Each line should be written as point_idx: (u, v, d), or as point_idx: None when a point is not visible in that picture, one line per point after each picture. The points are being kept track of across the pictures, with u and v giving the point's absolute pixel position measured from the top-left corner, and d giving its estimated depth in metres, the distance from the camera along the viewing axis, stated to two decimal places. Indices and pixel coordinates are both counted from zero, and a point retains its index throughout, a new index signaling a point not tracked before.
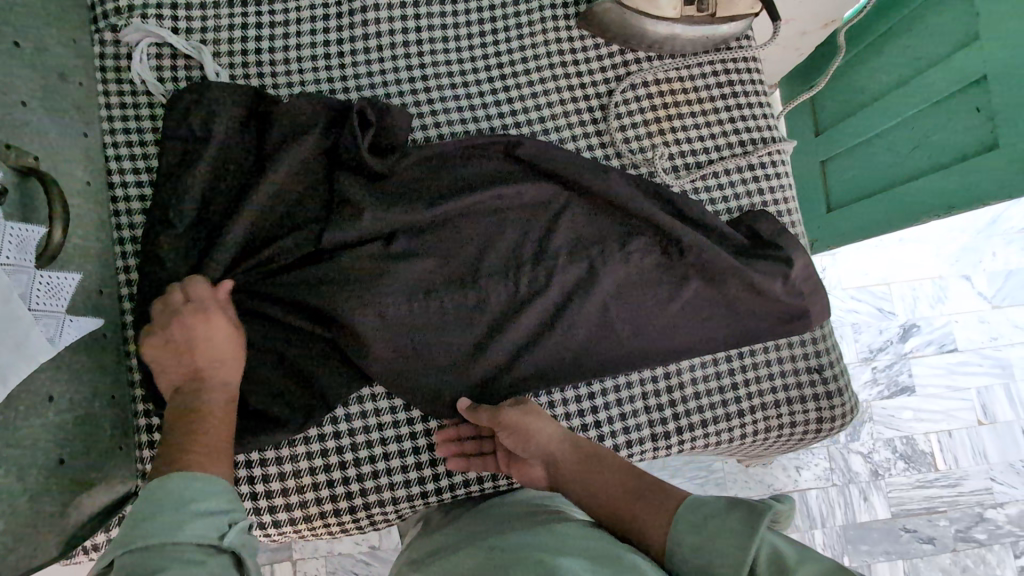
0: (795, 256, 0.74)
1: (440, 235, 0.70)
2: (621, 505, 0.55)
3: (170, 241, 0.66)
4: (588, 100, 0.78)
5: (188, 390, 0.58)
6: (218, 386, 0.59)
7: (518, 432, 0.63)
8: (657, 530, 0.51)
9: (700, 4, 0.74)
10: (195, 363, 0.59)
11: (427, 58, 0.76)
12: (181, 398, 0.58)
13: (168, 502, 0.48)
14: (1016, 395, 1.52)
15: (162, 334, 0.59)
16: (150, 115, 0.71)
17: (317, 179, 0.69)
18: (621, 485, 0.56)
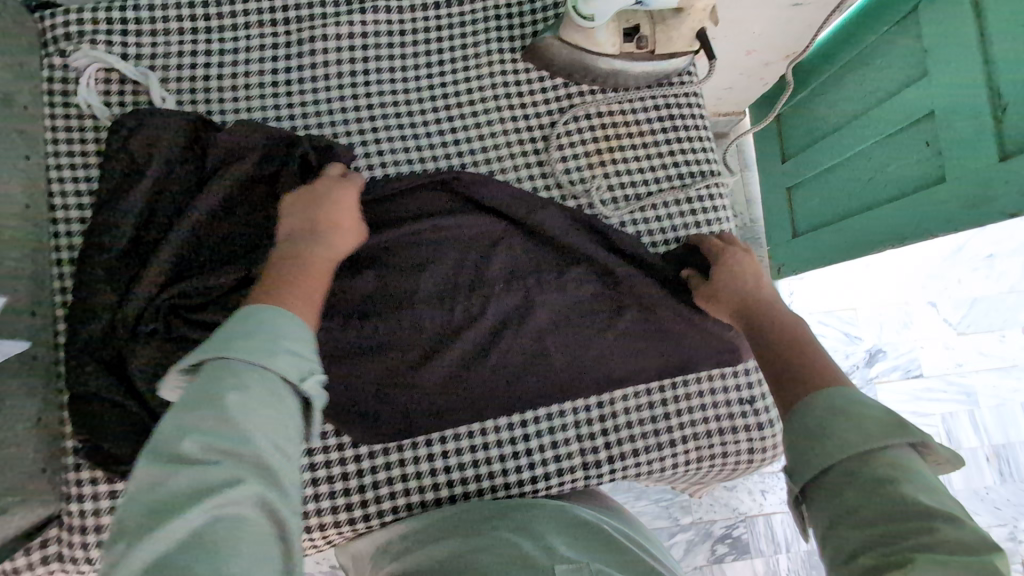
0: None
1: (375, 264, 0.71)
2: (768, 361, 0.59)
3: (105, 266, 0.67)
4: (531, 132, 0.80)
5: (326, 244, 0.61)
6: (328, 247, 0.61)
7: (712, 287, 0.72)
8: (795, 388, 0.53)
9: (639, 42, 0.76)
10: (316, 232, 0.61)
11: (374, 88, 0.78)
12: (328, 222, 0.63)
13: (260, 327, 0.47)
14: (980, 422, 1.53)
15: (314, 234, 0.62)
16: (94, 137, 0.72)
17: (249, 211, 0.71)
18: (772, 349, 0.60)
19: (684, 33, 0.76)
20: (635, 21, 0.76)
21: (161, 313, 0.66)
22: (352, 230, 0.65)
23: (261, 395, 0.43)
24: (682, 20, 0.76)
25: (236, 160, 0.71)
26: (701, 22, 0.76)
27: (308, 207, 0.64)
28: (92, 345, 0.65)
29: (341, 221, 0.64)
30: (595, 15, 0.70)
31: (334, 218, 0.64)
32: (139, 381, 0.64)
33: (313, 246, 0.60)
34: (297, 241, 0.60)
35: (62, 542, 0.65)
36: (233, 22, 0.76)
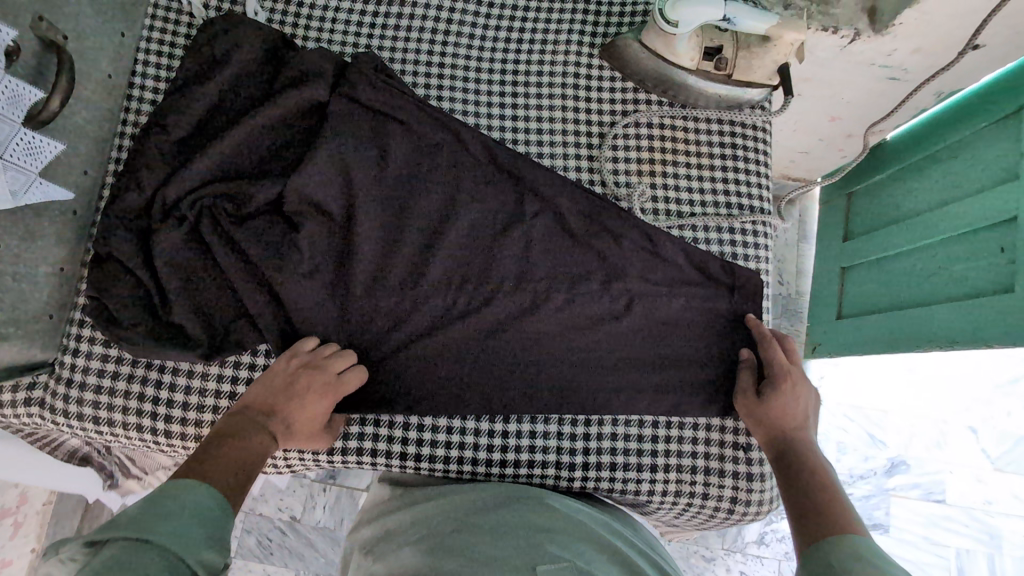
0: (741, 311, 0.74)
1: (393, 212, 0.74)
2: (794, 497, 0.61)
3: (160, 146, 0.70)
4: (589, 127, 0.80)
5: (296, 420, 0.64)
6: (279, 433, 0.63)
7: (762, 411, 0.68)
8: (822, 526, 0.56)
9: (718, 62, 0.75)
10: (278, 423, 0.63)
11: (450, 49, 0.80)
12: (330, 387, 0.65)
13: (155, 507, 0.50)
14: (1000, 570, 1.38)
15: (322, 365, 0.66)
16: (186, 33, 0.77)
17: (297, 129, 0.73)
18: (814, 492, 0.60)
19: (765, 64, 0.75)
20: (718, 40, 0.74)
21: (196, 206, 0.68)
22: (318, 413, 0.65)
23: (151, 527, 0.48)
24: (767, 50, 0.74)
25: (300, 80, 0.73)
26: (786, 55, 0.74)
27: (318, 355, 0.67)
28: (126, 216, 0.67)
29: (330, 386, 0.65)
30: (678, 22, 0.70)
31: (338, 386, 0.66)
32: (158, 261, 0.66)
33: (291, 413, 0.64)
34: (274, 395, 0.64)
35: (47, 390, 0.67)
36: None
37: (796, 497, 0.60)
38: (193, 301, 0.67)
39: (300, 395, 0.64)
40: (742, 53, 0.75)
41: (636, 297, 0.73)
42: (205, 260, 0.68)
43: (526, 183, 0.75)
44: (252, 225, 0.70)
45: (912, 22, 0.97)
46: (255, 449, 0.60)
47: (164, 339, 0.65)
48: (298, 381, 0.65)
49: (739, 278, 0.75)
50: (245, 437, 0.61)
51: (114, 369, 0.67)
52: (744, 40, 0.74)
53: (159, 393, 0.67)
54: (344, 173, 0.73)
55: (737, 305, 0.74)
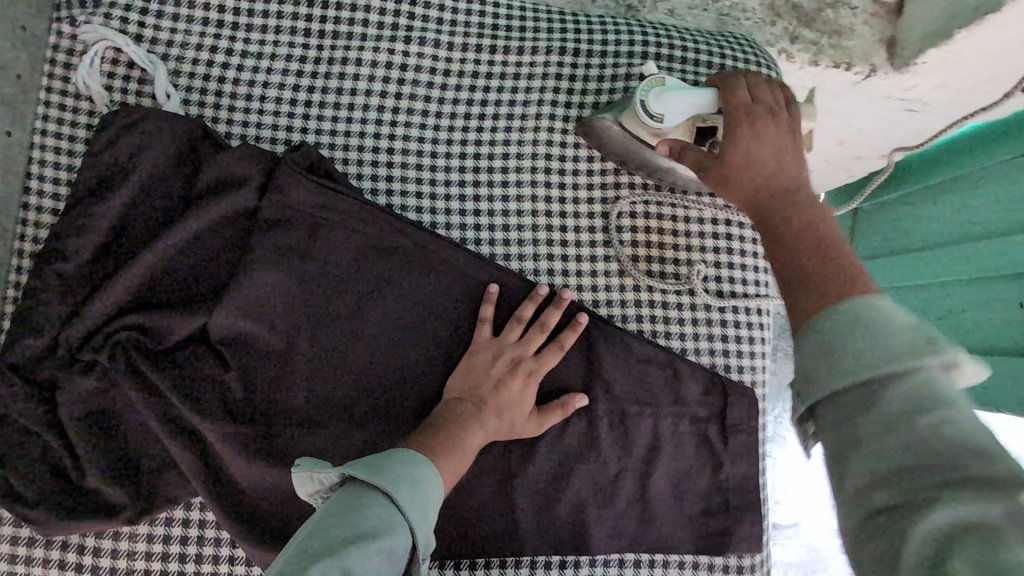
0: (734, 433, 0.67)
1: (338, 335, 0.64)
2: (803, 232, 0.47)
3: (60, 276, 0.60)
4: (563, 218, 0.70)
5: (503, 394, 0.61)
6: (497, 396, 0.61)
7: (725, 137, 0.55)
8: (805, 294, 0.42)
9: None
10: (485, 400, 0.61)
11: (400, 130, 0.69)
12: (518, 361, 0.63)
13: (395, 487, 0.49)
14: None
15: (511, 345, 0.64)
16: (87, 122, 0.65)
17: (221, 242, 0.63)
18: (796, 219, 0.48)
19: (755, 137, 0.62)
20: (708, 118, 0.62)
21: (108, 344, 0.60)
22: (522, 396, 0.62)
23: (382, 517, 0.46)
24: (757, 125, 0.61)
25: (224, 185, 0.63)
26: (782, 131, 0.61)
27: (503, 342, 0.64)
28: (28, 363, 0.58)
29: (532, 369, 0.63)
30: (663, 116, 0.61)
31: (540, 363, 0.63)
32: (68, 415, 0.58)
33: (483, 380, 0.62)
34: (484, 379, 0.62)
35: None
36: (265, 23, 0.68)
37: (786, 244, 0.46)
38: (109, 459, 0.58)
39: (503, 374, 0.62)
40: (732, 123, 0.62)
41: (617, 423, 0.66)
42: (124, 409, 0.60)
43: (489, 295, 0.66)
44: (174, 362, 0.61)
45: (937, 60, 0.85)
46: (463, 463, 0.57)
47: (79, 507, 0.57)
48: (496, 366, 0.62)
49: (730, 397, 0.67)
50: (462, 421, 0.59)
51: (28, 534, 0.59)
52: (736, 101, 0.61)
53: (82, 559, 0.60)
54: (279, 291, 0.63)
55: (730, 425, 0.67)
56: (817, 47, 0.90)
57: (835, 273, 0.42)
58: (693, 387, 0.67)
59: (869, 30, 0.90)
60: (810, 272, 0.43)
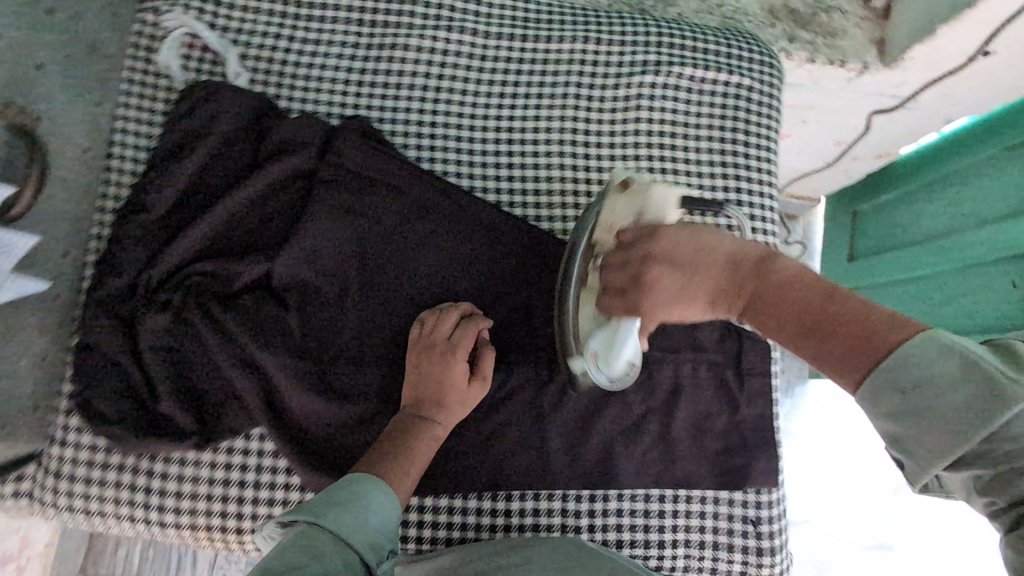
0: (750, 378, 0.72)
1: (386, 284, 0.70)
2: (789, 319, 0.46)
3: (138, 226, 0.67)
4: (588, 185, 0.77)
5: (442, 388, 0.66)
6: (426, 399, 0.66)
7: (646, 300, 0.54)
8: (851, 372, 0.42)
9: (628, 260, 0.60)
10: (416, 404, 0.66)
11: (441, 107, 0.77)
12: (443, 351, 0.66)
13: (342, 506, 0.56)
14: None
15: (432, 337, 0.67)
16: (165, 97, 0.73)
17: (284, 199, 0.70)
18: (792, 308, 0.46)
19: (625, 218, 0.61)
20: (604, 247, 0.61)
21: (182, 287, 0.66)
22: (462, 377, 0.67)
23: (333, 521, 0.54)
24: (623, 197, 0.61)
25: (286, 149, 0.71)
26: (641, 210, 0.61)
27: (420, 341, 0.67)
28: (111, 302, 0.64)
29: (451, 351, 0.66)
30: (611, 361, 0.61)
31: (454, 349, 0.66)
32: (144, 348, 0.64)
33: (418, 381, 0.66)
34: (424, 382, 0.66)
35: (34, 482, 0.65)
36: (323, 14, 0.78)
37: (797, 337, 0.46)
38: (179, 388, 0.64)
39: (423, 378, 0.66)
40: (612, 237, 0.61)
41: (640, 367, 0.72)
42: (194, 347, 0.66)
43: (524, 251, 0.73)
44: (240, 304, 0.67)
45: (923, 55, 0.93)
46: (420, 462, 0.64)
47: (151, 431, 0.63)
48: (419, 371, 0.66)
49: (744, 343, 0.73)
50: (415, 429, 0.64)
51: (103, 459, 0.65)
52: (593, 208, 0.61)
53: (151, 483, 0.66)
54: (333, 243, 0.70)
55: (744, 369, 0.72)
56: (814, 46, 0.99)
57: (857, 346, 0.42)
58: (709, 335, 0.73)
59: (859, 31, 0.99)
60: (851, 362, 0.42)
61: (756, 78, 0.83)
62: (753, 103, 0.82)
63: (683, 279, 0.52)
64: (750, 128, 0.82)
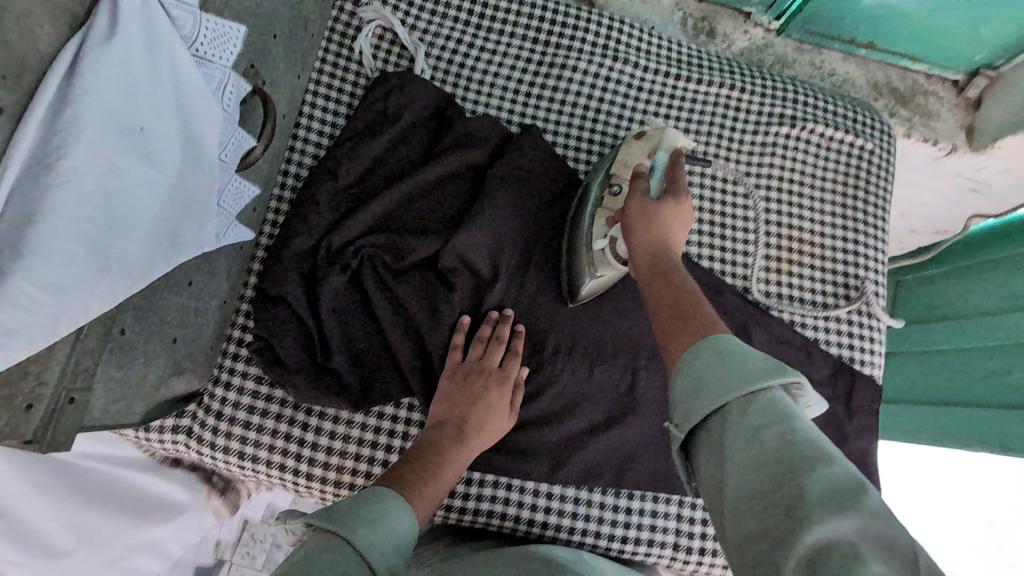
0: (859, 414, 0.78)
1: (544, 281, 0.75)
2: (669, 304, 0.50)
3: (328, 192, 0.71)
4: (723, 216, 0.84)
5: (482, 415, 0.66)
6: (473, 415, 0.65)
7: (648, 214, 0.59)
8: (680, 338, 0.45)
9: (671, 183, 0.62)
10: (467, 420, 0.65)
11: (599, 128, 0.84)
12: (493, 379, 0.68)
13: (373, 524, 0.49)
14: None
15: (482, 366, 0.68)
16: (354, 80, 0.79)
17: (455, 188, 0.75)
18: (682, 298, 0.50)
19: (634, 157, 0.67)
20: (619, 180, 0.68)
21: (359, 256, 0.70)
22: (499, 408, 0.67)
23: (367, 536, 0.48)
24: (638, 142, 0.68)
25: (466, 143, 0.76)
26: (655, 147, 0.66)
27: (471, 361, 0.68)
28: (299, 256, 0.69)
29: (504, 380, 0.68)
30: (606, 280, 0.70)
31: (504, 378, 0.68)
32: (325, 305, 0.68)
33: (472, 396, 0.66)
34: (463, 401, 0.66)
35: (195, 419, 0.67)
36: (501, 27, 0.84)
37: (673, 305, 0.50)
38: (347, 347, 0.69)
39: (474, 394, 0.66)
40: (626, 170, 0.68)
41: None
42: (364, 312, 0.70)
43: None
44: (408, 279, 0.71)
45: (1012, 146, 1.03)
46: (434, 492, 0.60)
47: (322, 383, 0.67)
48: (470, 387, 0.67)
49: (856, 381, 0.79)
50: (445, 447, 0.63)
51: (263, 406, 0.68)
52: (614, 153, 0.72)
53: (304, 435, 0.68)
54: (498, 234, 0.74)
55: (855, 405, 0.78)
56: (911, 123, 1.09)
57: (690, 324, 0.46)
58: (824, 375, 0.79)
59: (952, 117, 1.09)
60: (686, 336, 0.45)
61: (878, 143, 0.90)
62: (872, 163, 0.89)
63: (655, 233, 0.58)
64: (870, 186, 0.88)
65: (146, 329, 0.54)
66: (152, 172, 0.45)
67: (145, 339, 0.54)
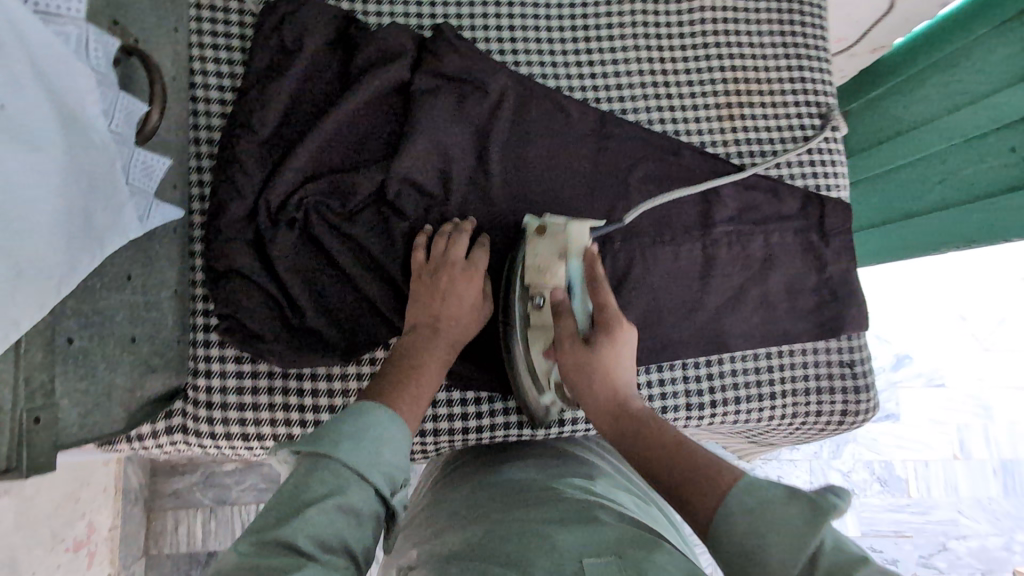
0: (835, 238, 0.79)
1: (501, 186, 0.71)
2: (662, 469, 0.51)
3: (246, 149, 0.66)
4: (665, 76, 0.80)
5: (454, 311, 0.64)
6: (444, 315, 0.63)
7: (585, 367, 0.61)
8: (693, 500, 0.47)
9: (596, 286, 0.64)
10: (440, 320, 0.63)
11: (517, 12, 0.78)
12: (462, 271, 0.65)
13: (356, 441, 0.47)
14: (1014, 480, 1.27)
15: (447, 259, 0.64)
16: (239, 21, 0.71)
17: (381, 111, 0.70)
18: (662, 445, 0.53)
19: (546, 257, 0.64)
20: (539, 288, 0.65)
21: (302, 208, 0.65)
22: (468, 301, 0.65)
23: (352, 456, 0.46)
24: (543, 239, 0.65)
25: (378, 59, 0.70)
26: (564, 248, 0.65)
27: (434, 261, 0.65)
28: (238, 224, 0.64)
29: (470, 273, 0.65)
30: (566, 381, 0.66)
31: (471, 270, 0.65)
32: (282, 267, 0.64)
33: (442, 298, 0.63)
34: (433, 301, 0.63)
35: (186, 415, 0.65)
36: None
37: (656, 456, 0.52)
38: (319, 303, 0.66)
39: (440, 287, 0.64)
40: (544, 279, 0.64)
41: (736, 241, 0.77)
42: (324, 266, 0.66)
43: (621, 143, 0.76)
44: (361, 219, 0.67)
45: None
46: (417, 395, 0.58)
47: (304, 344, 0.65)
48: (434, 283, 0.64)
49: (827, 206, 0.79)
50: (418, 347, 0.61)
51: (252, 383, 0.66)
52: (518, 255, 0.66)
53: (302, 400, 0.67)
54: (439, 150, 0.69)
55: (829, 230, 0.79)
56: None
57: (692, 468, 0.49)
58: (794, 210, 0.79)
59: None
60: (695, 492, 0.47)
61: None
62: None
63: (602, 374, 0.61)
64: (805, 7, 0.85)
65: (96, 333, 0.50)
66: (36, 154, 0.39)
67: (92, 340, 0.50)
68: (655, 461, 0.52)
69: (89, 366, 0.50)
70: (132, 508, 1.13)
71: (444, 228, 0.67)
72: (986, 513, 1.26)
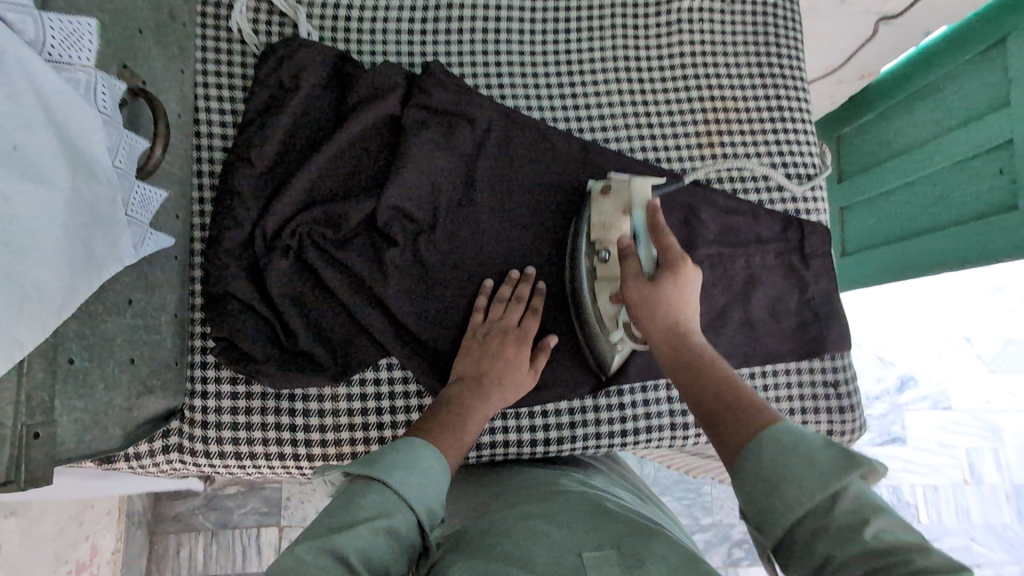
0: (815, 259, 0.81)
1: (488, 212, 0.75)
2: (709, 400, 0.52)
3: (245, 180, 0.70)
4: (646, 106, 0.84)
5: (506, 369, 0.66)
6: (495, 368, 0.66)
7: (649, 299, 0.61)
8: (735, 432, 0.48)
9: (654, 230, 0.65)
10: (488, 374, 0.65)
11: (503, 49, 0.82)
12: (515, 335, 0.68)
13: (408, 469, 0.50)
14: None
15: (502, 324, 0.69)
16: (241, 62, 0.76)
17: (373, 144, 0.74)
18: (716, 377, 0.54)
19: (609, 215, 0.70)
20: (604, 243, 0.70)
21: (296, 235, 0.69)
22: (517, 362, 0.67)
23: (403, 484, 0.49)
24: (607, 199, 0.71)
25: (371, 95, 0.74)
26: (628, 203, 0.69)
27: (490, 321, 0.69)
28: (235, 251, 0.68)
29: (523, 336, 0.69)
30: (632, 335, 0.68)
31: (525, 335, 0.69)
32: (276, 292, 0.67)
33: (494, 356, 0.66)
34: (483, 357, 0.67)
35: (182, 434, 0.67)
36: None
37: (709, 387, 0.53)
38: (311, 326, 0.69)
39: (494, 345, 0.67)
40: (611, 234, 0.70)
41: (717, 263, 0.79)
42: (318, 290, 0.69)
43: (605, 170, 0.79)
44: (354, 245, 0.70)
45: None
46: (462, 433, 0.59)
47: (296, 365, 0.68)
48: (490, 343, 0.68)
49: (806, 228, 0.81)
50: (464, 396, 0.62)
51: (245, 403, 0.68)
52: (585, 216, 0.73)
53: (293, 420, 0.69)
54: (429, 182, 0.73)
55: (808, 252, 0.81)
56: None
57: (742, 409, 0.49)
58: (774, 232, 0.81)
59: None
60: (739, 431, 0.48)
61: None
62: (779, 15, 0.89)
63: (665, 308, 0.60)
64: (781, 39, 0.88)
65: (96, 354, 0.54)
66: (41, 188, 0.43)
67: (92, 360, 0.53)
68: (703, 388, 0.53)
69: (89, 385, 0.53)
70: (135, 530, 1.14)
71: (495, 294, 0.71)
72: (1000, 539, 1.21)
